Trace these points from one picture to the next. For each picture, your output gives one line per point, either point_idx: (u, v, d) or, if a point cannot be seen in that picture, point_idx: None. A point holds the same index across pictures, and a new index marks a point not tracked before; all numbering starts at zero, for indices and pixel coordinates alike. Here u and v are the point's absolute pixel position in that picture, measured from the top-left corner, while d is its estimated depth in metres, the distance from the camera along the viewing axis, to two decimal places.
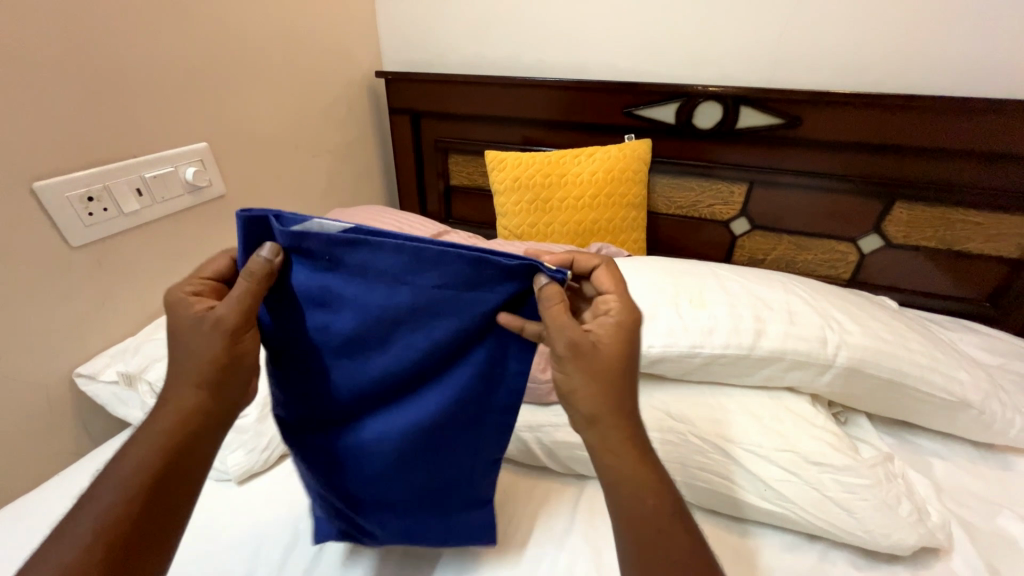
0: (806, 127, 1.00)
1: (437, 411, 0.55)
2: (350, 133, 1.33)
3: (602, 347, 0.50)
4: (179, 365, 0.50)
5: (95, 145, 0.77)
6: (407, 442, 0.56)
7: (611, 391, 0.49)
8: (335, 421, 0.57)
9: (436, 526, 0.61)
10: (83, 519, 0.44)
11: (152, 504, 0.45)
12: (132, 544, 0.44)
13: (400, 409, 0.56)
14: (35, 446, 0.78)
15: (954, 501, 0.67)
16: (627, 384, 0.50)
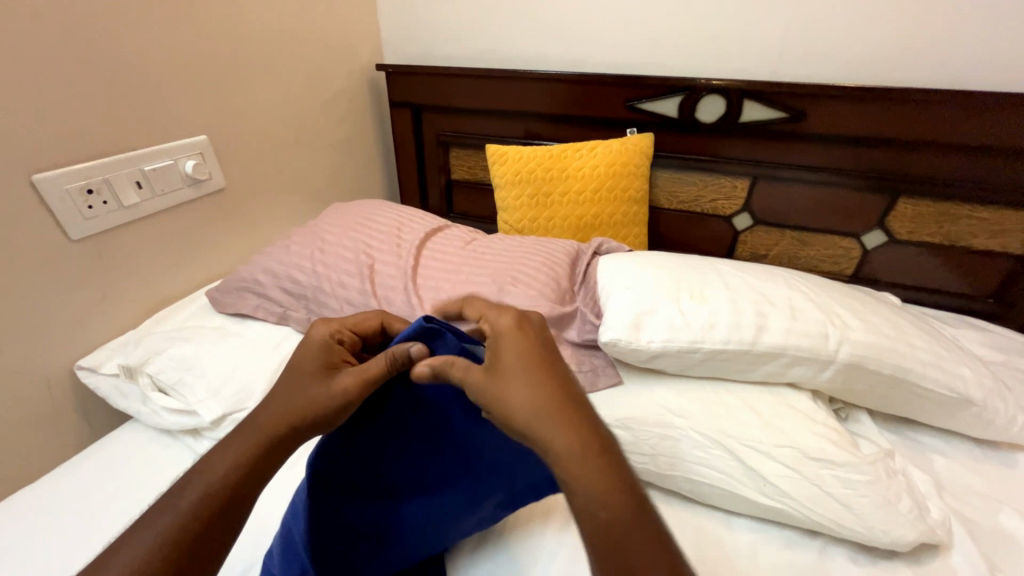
0: (811, 121, 0.98)
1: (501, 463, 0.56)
2: (351, 126, 1.32)
3: (507, 347, 0.47)
4: (266, 406, 0.52)
5: (94, 137, 0.76)
6: (428, 526, 0.56)
7: (536, 390, 0.44)
8: (371, 493, 0.54)
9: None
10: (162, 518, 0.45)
11: (195, 542, 0.44)
12: (199, 547, 0.45)
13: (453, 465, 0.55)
14: (37, 438, 0.79)
15: (955, 498, 0.67)
16: (553, 378, 0.45)
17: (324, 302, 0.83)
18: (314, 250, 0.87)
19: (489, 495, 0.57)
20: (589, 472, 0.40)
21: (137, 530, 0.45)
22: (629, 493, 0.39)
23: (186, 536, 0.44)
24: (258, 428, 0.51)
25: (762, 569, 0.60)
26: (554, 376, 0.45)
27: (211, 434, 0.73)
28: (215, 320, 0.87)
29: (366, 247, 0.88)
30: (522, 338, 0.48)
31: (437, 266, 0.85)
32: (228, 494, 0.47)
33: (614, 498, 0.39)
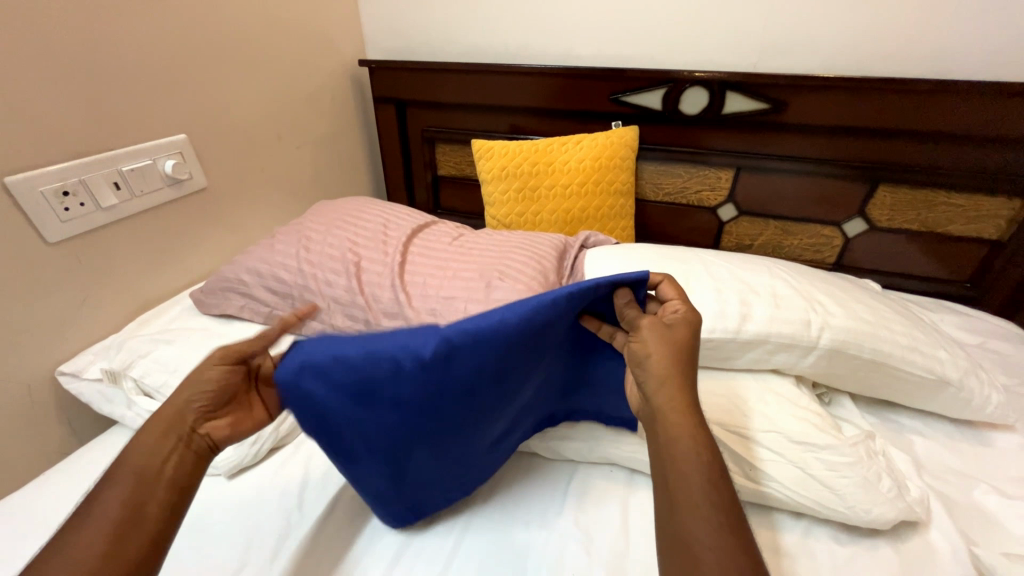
0: (792, 112, 1.00)
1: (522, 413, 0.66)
2: (334, 123, 1.31)
3: (680, 331, 0.57)
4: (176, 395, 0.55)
5: (68, 137, 0.74)
6: (460, 440, 0.60)
7: (680, 369, 0.55)
8: (450, 405, 0.55)
9: (402, 495, 0.61)
10: (93, 517, 0.47)
11: (127, 530, 0.47)
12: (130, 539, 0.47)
13: (505, 412, 0.62)
14: (19, 445, 0.77)
15: (933, 476, 0.69)
16: (692, 366, 0.56)
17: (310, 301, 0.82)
18: (299, 249, 0.86)
19: (500, 438, 0.66)
20: (684, 441, 0.51)
21: (71, 532, 0.47)
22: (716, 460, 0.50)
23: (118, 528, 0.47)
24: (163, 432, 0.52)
25: None
26: (688, 373, 0.56)
27: None
28: (200, 322, 0.86)
29: (352, 244, 0.87)
30: (686, 335, 0.57)
31: (425, 261, 0.85)
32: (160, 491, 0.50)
33: (700, 471, 0.49)
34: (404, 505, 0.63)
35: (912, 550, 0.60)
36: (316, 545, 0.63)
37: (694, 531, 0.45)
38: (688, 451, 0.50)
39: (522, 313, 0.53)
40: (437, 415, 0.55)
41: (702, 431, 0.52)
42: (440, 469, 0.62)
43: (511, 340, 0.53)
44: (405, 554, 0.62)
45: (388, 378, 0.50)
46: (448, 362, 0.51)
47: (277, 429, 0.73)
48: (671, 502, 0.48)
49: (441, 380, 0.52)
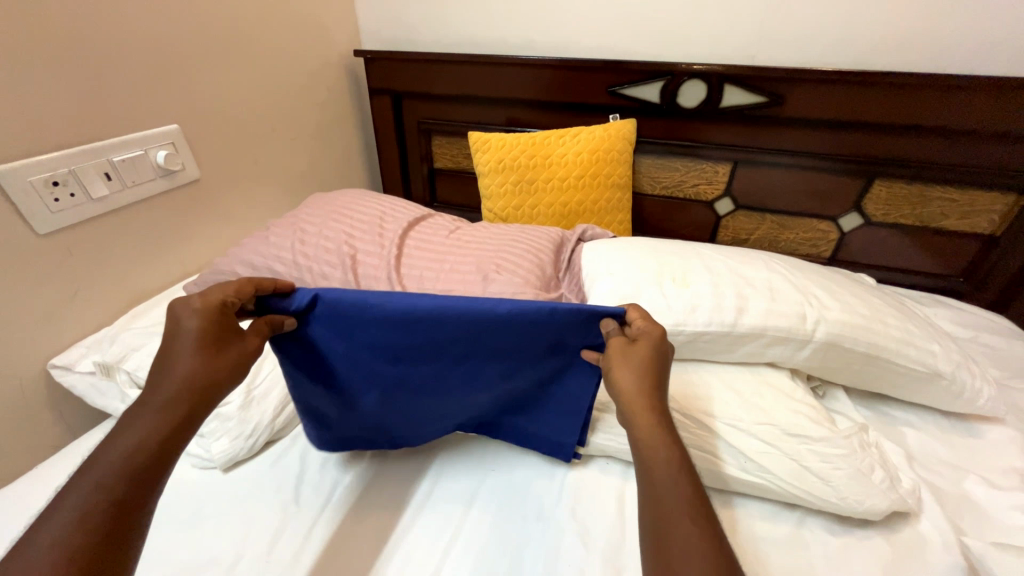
0: (789, 106, 1.00)
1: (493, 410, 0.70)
2: (329, 115, 1.29)
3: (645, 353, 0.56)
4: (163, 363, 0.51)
5: (57, 127, 0.73)
6: (417, 401, 0.67)
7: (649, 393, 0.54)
8: (423, 362, 0.63)
9: (353, 433, 0.70)
10: (77, 500, 0.40)
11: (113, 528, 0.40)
12: (124, 528, 0.41)
13: (470, 395, 0.67)
14: (11, 438, 0.77)
15: (924, 467, 0.70)
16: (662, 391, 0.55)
17: None
18: (294, 241, 0.85)
19: (458, 417, 0.70)
20: (653, 439, 0.51)
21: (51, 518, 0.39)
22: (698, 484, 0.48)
23: (113, 513, 0.41)
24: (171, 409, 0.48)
25: (743, 542, 0.62)
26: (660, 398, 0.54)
27: None
28: None
29: (348, 237, 0.86)
30: (649, 350, 0.56)
31: (421, 255, 0.84)
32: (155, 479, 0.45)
33: (675, 469, 0.48)
34: (351, 440, 0.71)
35: (904, 540, 0.61)
36: (312, 539, 0.62)
37: (674, 530, 0.44)
38: (659, 448, 0.50)
39: (513, 306, 0.58)
40: (408, 367, 0.64)
41: (672, 431, 0.52)
42: (393, 422, 0.69)
43: (490, 319, 0.59)
44: (401, 548, 0.62)
45: (379, 324, 0.60)
46: (436, 327, 0.59)
47: (272, 422, 0.73)
48: (652, 502, 0.47)
49: (420, 336, 0.60)
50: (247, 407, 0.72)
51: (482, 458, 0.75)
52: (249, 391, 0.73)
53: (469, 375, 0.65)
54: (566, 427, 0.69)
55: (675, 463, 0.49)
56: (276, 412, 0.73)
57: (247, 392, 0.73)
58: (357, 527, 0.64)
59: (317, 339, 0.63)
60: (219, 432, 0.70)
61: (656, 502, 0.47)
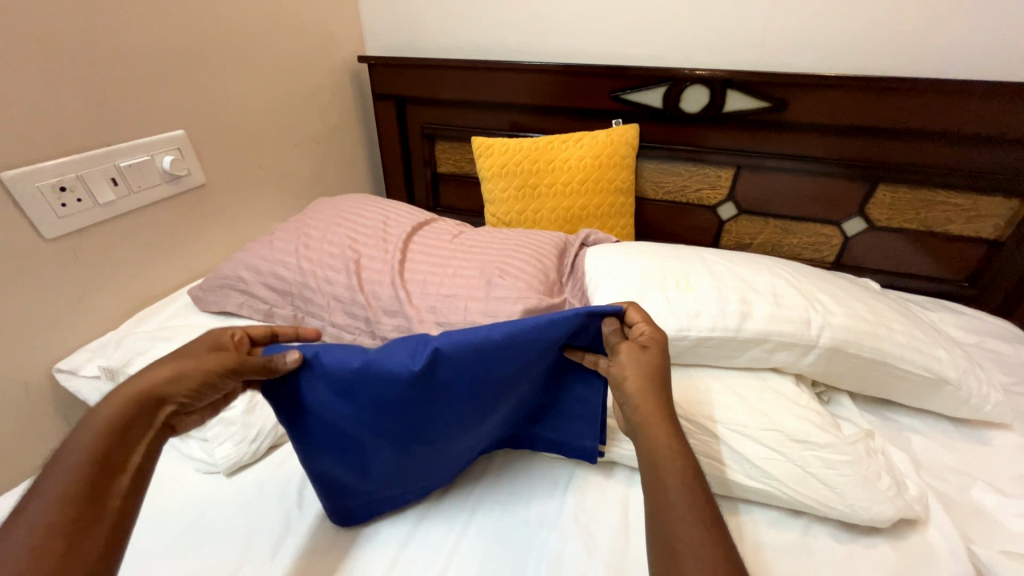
0: (792, 111, 1.00)
1: (501, 432, 0.69)
2: (333, 120, 1.30)
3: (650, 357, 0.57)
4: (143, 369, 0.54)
5: (65, 133, 0.74)
6: (433, 450, 0.63)
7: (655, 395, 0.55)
8: (432, 407, 0.60)
9: (372, 501, 0.64)
10: (42, 497, 0.43)
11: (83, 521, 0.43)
12: (96, 516, 0.44)
13: (482, 429, 0.65)
14: (17, 442, 0.77)
15: (931, 474, 0.70)
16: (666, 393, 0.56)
17: (310, 299, 0.82)
18: (298, 246, 0.86)
19: (472, 453, 0.68)
20: (657, 442, 0.52)
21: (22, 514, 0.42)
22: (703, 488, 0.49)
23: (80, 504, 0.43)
24: (115, 411, 0.49)
25: (748, 550, 0.61)
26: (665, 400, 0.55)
27: (197, 434, 0.71)
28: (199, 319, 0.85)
29: (352, 241, 0.87)
30: (659, 357, 0.57)
31: (425, 259, 0.84)
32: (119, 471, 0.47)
33: (679, 473, 0.49)
34: (368, 512, 0.65)
35: (911, 548, 0.60)
36: (315, 545, 0.62)
37: (681, 532, 0.45)
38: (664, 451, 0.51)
39: (506, 330, 0.58)
40: (417, 416, 0.60)
41: (675, 433, 0.53)
42: (411, 477, 0.64)
43: (490, 350, 0.58)
44: (405, 554, 0.62)
45: (380, 378, 0.57)
46: (436, 365, 0.58)
47: (276, 427, 0.73)
48: (659, 505, 0.48)
49: (426, 382, 0.58)
50: (251, 412, 0.72)
51: (485, 464, 0.75)
52: (253, 396, 0.74)
53: (482, 415, 0.63)
54: (576, 431, 0.69)
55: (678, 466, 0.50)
56: (280, 417, 0.74)
57: (252, 396, 0.73)
58: (360, 533, 0.64)
59: (315, 408, 0.58)
60: (223, 436, 0.70)
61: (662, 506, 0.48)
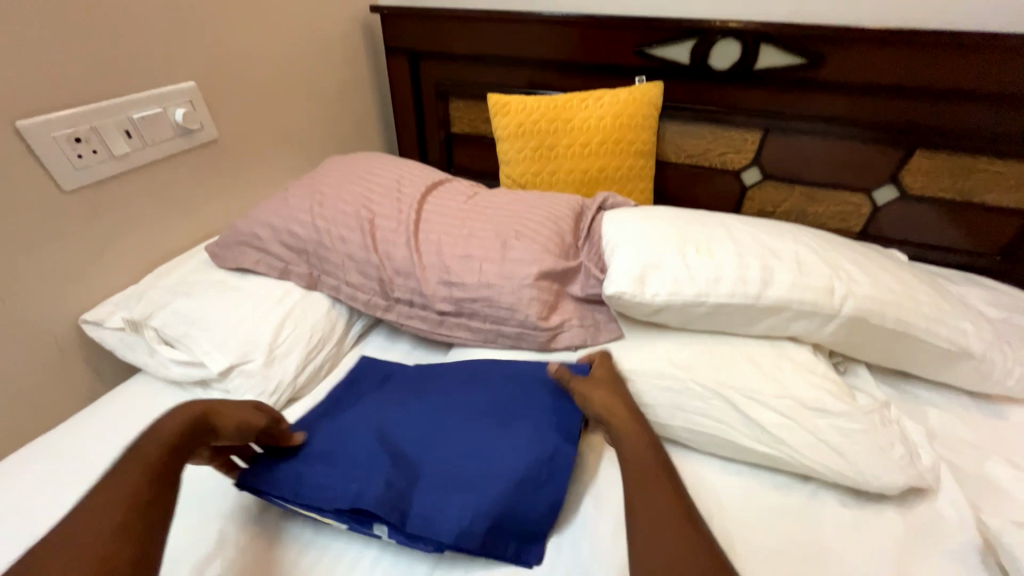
0: (830, 69, 0.94)
1: (442, 504, 0.57)
2: (345, 75, 1.26)
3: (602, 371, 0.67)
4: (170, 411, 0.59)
5: (78, 82, 0.73)
6: (390, 456, 0.61)
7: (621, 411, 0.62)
8: (425, 408, 0.68)
9: (323, 426, 0.66)
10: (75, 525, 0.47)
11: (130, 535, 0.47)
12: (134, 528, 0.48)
13: (440, 487, 0.59)
14: (51, 388, 0.80)
15: (945, 447, 0.69)
16: (653, 483, 0.55)
17: (325, 257, 0.82)
18: (312, 204, 0.85)
19: (396, 481, 0.59)
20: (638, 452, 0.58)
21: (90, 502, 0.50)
22: (682, 511, 0.52)
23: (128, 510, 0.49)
24: (164, 433, 0.56)
25: (755, 511, 0.62)
26: (655, 500, 0.53)
27: (220, 384, 0.74)
28: (216, 275, 0.85)
29: (366, 200, 0.86)
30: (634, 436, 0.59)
31: (439, 220, 0.83)
32: (174, 449, 0.55)
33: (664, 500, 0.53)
34: (289, 481, 0.60)
35: (919, 516, 0.61)
36: None
37: (654, 513, 0.52)
38: (641, 453, 0.58)
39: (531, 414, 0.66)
40: (412, 391, 0.71)
41: (664, 477, 0.56)
42: (355, 431, 0.65)
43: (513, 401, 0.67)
44: None
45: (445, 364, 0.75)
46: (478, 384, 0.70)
47: (294, 380, 0.75)
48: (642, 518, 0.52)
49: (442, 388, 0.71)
50: (270, 365, 0.74)
51: None
52: (271, 349, 0.75)
53: (460, 457, 0.61)
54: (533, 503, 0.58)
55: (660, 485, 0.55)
56: (297, 371, 0.75)
57: (270, 351, 0.74)
58: None
59: (373, 399, 0.70)
60: (242, 387, 0.72)
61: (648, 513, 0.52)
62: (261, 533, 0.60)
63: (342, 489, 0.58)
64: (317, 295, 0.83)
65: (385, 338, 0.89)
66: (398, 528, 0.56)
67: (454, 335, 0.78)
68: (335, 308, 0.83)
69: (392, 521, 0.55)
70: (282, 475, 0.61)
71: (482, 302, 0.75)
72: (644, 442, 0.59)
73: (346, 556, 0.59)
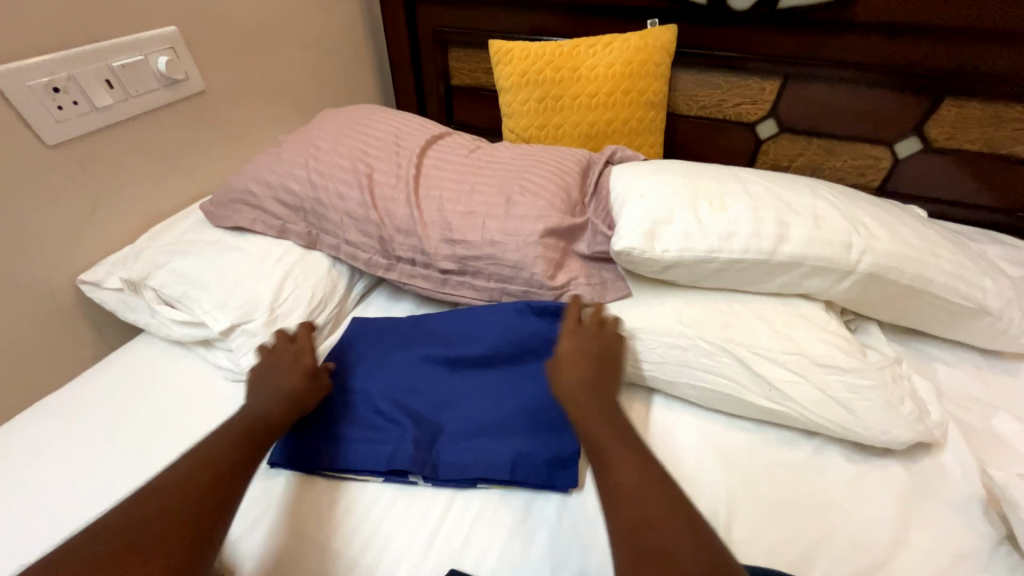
0: (859, 7, 0.87)
1: (466, 457, 0.60)
2: (338, 22, 1.18)
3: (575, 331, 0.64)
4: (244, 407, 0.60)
5: (50, 26, 0.68)
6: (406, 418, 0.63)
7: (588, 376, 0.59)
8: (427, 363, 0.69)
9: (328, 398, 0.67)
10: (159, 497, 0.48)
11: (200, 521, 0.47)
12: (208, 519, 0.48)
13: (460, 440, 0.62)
14: (55, 348, 0.80)
15: (953, 403, 0.69)
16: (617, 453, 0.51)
17: (324, 214, 0.79)
18: (308, 159, 0.82)
19: (419, 443, 0.61)
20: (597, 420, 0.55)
21: (165, 483, 0.50)
22: (654, 480, 0.48)
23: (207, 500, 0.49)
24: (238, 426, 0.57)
25: (760, 465, 0.63)
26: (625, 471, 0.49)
27: (224, 344, 0.73)
28: (212, 234, 0.82)
29: (363, 155, 0.82)
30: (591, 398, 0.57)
31: (440, 176, 0.80)
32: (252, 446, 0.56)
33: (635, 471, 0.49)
34: (311, 458, 0.62)
35: (924, 469, 0.61)
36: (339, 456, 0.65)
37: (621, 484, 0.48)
38: (596, 418, 0.55)
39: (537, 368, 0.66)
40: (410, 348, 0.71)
41: (629, 445, 0.52)
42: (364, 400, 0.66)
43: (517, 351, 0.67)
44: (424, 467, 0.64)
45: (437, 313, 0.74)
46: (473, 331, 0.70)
47: None
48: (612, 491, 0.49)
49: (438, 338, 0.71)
50: (272, 325, 0.73)
51: None
52: (272, 308, 0.74)
53: (471, 415, 0.64)
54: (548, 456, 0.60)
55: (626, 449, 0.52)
56: None
57: (271, 310, 0.73)
58: None
59: (371, 362, 0.70)
60: (245, 346, 0.72)
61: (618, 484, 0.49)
62: (273, 488, 0.62)
63: (372, 452, 0.61)
64: (317, 254, 0.81)
65: (387, 298, 0.88)
66: (431, 478, 0.60)
67: (457, 294, 0.76)
68: (336, 268, 0.81)
69: (425, 475, 0.60)
70: (305, 450, 0.62)
71: (486, 260, 0.73)
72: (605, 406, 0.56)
73: (354, 506, 0.60)
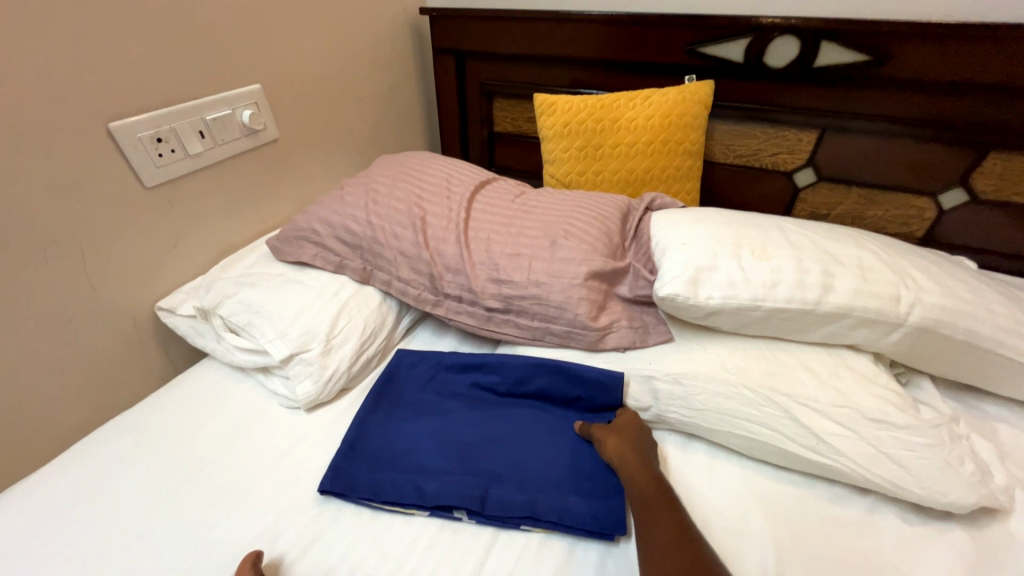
0: (894, 65, 0.90)
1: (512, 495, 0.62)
2: (395, 77, 1.30)
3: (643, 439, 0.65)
4: None
5: (162, 85, 0.79)
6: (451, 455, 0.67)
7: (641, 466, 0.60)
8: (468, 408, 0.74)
9: (377, 434, 0.71)
10: None
11: None
12: None
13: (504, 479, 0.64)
14: (127, 367, 0.86)
15: (1019, 466, 0.65)
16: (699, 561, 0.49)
17: (379, 252, 0.85)
18: (367, 201, 0.88)
19: (467, 481, 0.64)
20: (644, 484, 0.58)
21: None
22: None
23: None
24: None
25: (811, 522, 0.61)
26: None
27: (282, 371, 0.78)
28: (276, 267, 0.89)
29: (417, 199, 0.88)
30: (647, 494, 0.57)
31: (488, 220, 0.85)
32: None
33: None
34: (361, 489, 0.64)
35: (989, 537, 0.58)
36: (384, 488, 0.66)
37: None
38: (651, 489, 0.58)
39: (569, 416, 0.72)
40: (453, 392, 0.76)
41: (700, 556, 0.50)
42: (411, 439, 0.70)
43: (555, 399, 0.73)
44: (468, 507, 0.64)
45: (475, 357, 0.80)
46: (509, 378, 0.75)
47: (348, 369, 0.79)
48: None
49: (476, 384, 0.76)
50: (327, 354, 0.78)
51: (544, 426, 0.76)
52: (328, 339, 0.78)
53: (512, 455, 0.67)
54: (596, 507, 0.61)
55: (665, 511, 0.55)
56: (352, 361, 0.79)
57: (327, 340, 0.78)
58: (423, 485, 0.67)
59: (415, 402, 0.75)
60: (301, 375, 0.76)
61: (654, 541, 0.52)
62: (322, 515, 0.63)
63: (418, 487, 0.64)
64: (370, 289, 0.86)
65: (432, 333, 0.92)
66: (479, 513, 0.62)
67: (502, 331, 0.79)
68: (386, 302, 0.87)
69: (471, 510, 0.62)
70: (359, 479, 0.65)
71: (531, 300, 0.76)
72: (648, 472, 0.60)
73: (402, 539, 0.61)
